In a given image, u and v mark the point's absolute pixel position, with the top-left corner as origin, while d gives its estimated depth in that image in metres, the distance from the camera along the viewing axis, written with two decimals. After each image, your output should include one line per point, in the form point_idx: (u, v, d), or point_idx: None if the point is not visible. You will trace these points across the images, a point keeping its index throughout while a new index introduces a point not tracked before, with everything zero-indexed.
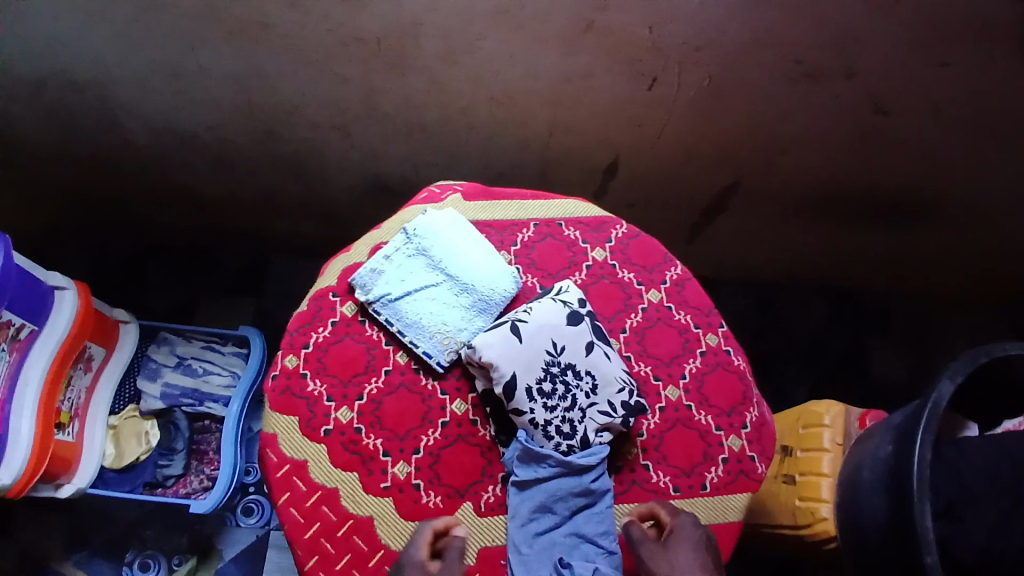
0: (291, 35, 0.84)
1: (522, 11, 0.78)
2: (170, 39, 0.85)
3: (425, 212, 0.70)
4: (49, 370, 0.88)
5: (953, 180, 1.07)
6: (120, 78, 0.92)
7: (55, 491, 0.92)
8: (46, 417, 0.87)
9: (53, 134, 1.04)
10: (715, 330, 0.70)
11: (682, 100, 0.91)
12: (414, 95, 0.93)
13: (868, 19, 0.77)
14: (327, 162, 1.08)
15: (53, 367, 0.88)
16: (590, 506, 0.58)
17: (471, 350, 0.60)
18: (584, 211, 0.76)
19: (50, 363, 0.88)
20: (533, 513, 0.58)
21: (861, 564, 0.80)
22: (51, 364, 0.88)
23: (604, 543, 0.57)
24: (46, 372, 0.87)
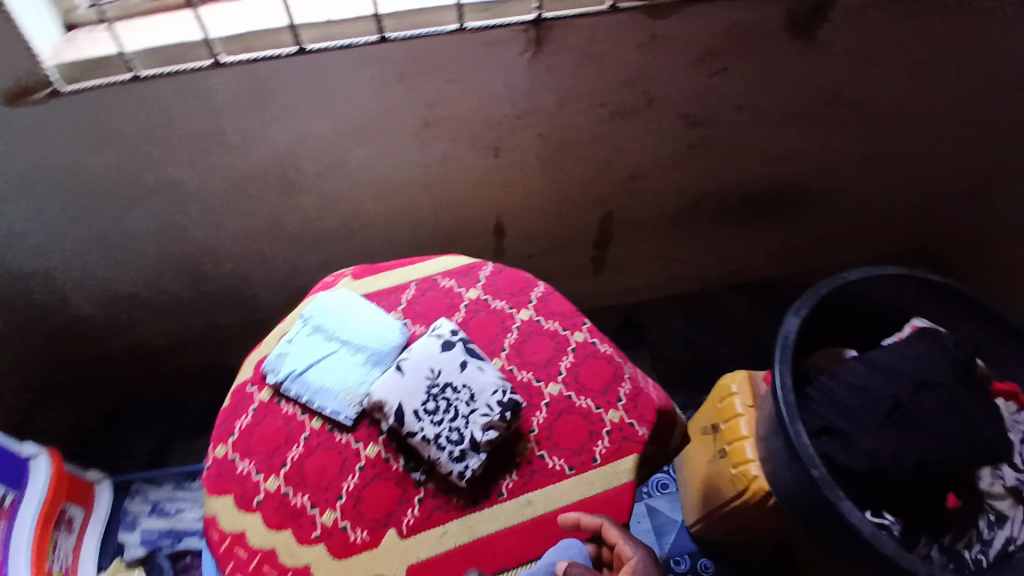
0: (192, 188, 1.01)
1: (370, 125, 0.96)
2: (95, 215, 1.02)
3: (318, 297, 0.84)
4: (34, 532, 0.94)
5: (788, 161, 1.24)
6: (61, 258, 1.07)
7: None
8: None
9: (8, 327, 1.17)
10: (580, 328, 0.83)
11: (529, 158, 1.07)
12: (309, 211, 1.09)
13: (641, 60, 0.95)
14: (258, 285, 1.23)
15: (37, 527, 0.95)
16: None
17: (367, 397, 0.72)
18: (455, 263, 0.90)
19: (34, 524, 0.95)
20: None
21: (789, 507, 0.85)
22: (35, 526, 0.95)
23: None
24: (31, 534, 0.94)
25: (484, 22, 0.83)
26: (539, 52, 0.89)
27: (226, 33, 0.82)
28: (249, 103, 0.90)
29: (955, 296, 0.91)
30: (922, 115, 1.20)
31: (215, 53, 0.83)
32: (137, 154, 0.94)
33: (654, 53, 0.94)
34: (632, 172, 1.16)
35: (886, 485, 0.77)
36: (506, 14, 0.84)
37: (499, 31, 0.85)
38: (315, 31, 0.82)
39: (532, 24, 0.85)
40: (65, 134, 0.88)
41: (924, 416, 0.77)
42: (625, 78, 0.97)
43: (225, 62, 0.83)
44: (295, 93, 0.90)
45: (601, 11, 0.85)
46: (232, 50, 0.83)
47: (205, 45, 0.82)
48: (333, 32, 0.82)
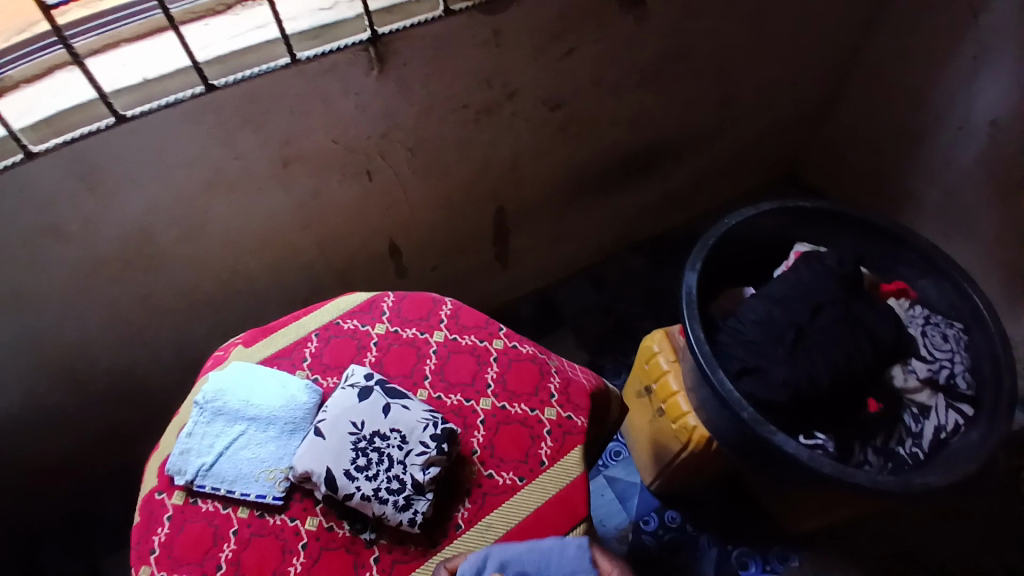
0: (36, 292, 0.88)
1: (224, 176, 0.88)
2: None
3: (211, 377, 0.77)
4: None
5: (653, 122, 1.28)
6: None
7: None
8: None
9: None
10: (497, 335, 0.81)
11: (404, 173, 1.04)
12: (183, 279, 1.00)
13: (490, 55, 0.94)
14: (148, 369, 1.12)
15: None
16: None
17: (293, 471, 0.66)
18: (353, 300, 0.84)
19: None
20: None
21: (730, 448, 0.90)
22: None
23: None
24: None
25: (317, 50, 0.79)
26: (385, 68, 0.86)
27: (30, 121, 0.72)
28: (76, 185, 0.79)
29: (824, 215, 0.99)
30: (756, 55, 1.29)
31: (25, 144, 0.72)
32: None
33: (501, 45, 0.94)
34: (510, 164, 1.16)
35: (809, 404, 0.82)
36: (338, 36, 0.80)
37: (337, 56, 0.81)
38: (133, 96, 0.74)
39: (368, 42, 0.81)
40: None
41: (821, 334, 0.83)
42: (480, 75, 0.96)
43: (38, 150, 0.72)
44: (127, 163, 0.80)
45: (435, 16, 0.84)
46: (43, 137, 0.73)
47: (12, 139, 0.71)
48: (153, 93, 0.75)
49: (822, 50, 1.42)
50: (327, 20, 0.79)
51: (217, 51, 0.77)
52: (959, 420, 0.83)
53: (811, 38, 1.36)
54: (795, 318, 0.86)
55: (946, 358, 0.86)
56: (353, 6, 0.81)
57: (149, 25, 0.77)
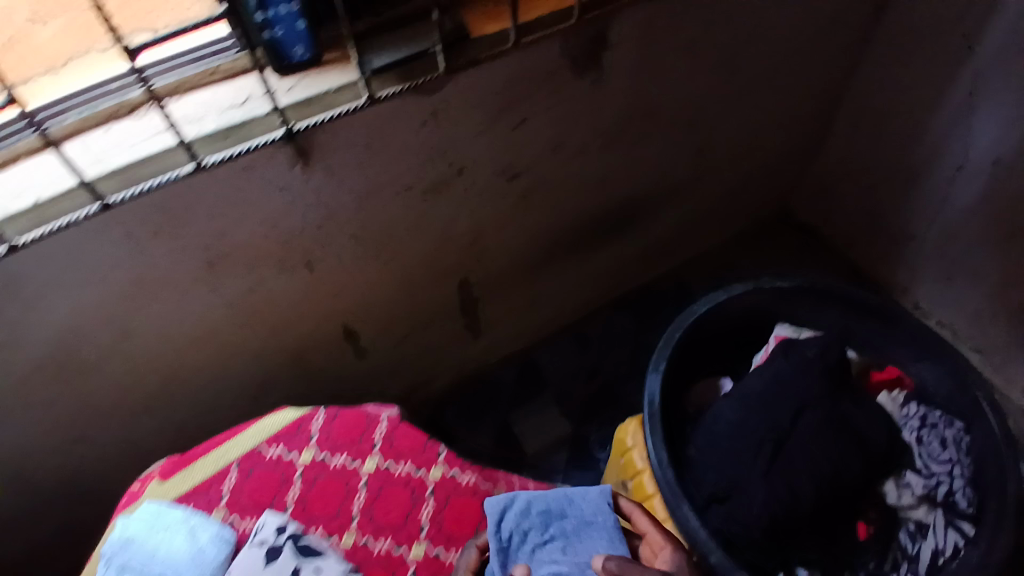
0: None
1: (143, 288, 0.80)
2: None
3: (117, 523, 0.69)
4: None
5: (625, 177, 1.20)
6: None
7: None
8: None
9: None
10: (436, 462, 0.74)
11: (351, 260, 0.95)
12: (114, 390, 0.90)
13: (432, 134, 0.86)
14: (87, 484, 1.02)
15: None
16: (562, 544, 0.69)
17: None
18: (280, 422, 0.77)
19: None
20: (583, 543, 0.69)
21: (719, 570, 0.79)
22: None
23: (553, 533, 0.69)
24: None
25: (224, 153, 0.70)
26: (310, 160, 0.78)
27: None
28: None
29: (815, 291, 0.89)
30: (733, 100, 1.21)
31: None
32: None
33: (442, 122, 0.86)
34: (472, 237, 1.08)
35: (795, 527, 0.72)
36: (247, 136, 0.71)
37: (252, 154, 0.73)
38: (21, 223, 0.66)
39: (285, 139, 0.73)
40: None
41: (799, 446, 0.74)
42: (423, 157, 0.88)
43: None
44: (26, 290, 0.72)
45: (359, 105, 0.74)
46: None
47: None
48: (45, 215, 0.67)
49: (808, 90, 1.32)
50: (235, 119, 0.71)
51: (112, 164, 0.69)
52: (958, 543, 0.73)
53: (795, 78, 1.27)
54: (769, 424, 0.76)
55: (945, 474, 0.78)
56: (263, 101, 0.72)
57: (25, 146, 0.68)
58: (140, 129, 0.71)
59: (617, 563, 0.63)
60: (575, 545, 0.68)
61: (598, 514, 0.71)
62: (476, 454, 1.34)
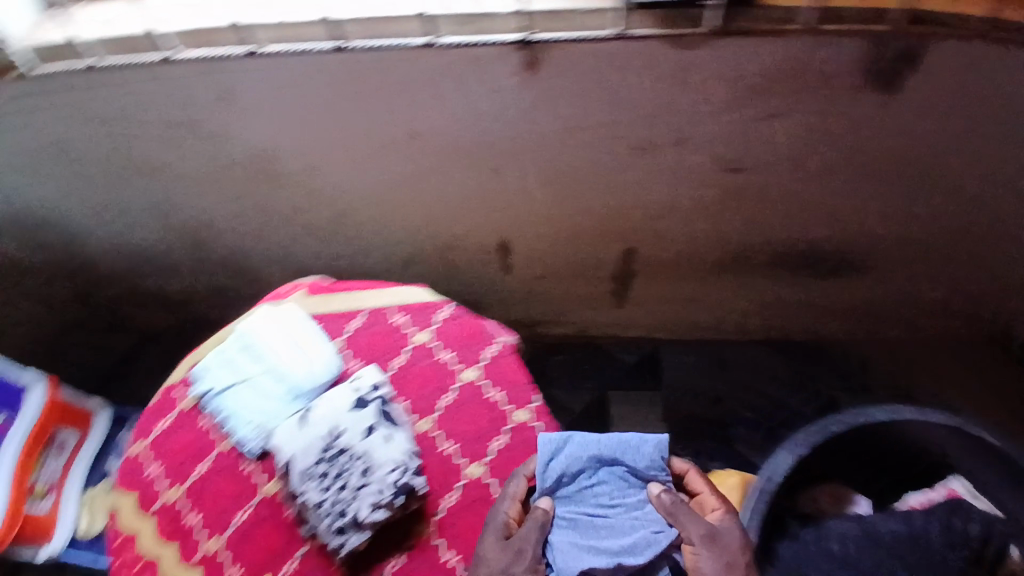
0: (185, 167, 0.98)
1: (348, 132, 0.87)
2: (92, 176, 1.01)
3: (261, 309, 0.80)
4: (15, 468, 1.10)
5: (857, 224, 1.02)
6: (72, 208, 1.09)
7: (36, 552, 1.13)
8: (15, 498, 1.09)
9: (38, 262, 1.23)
10: (526, 406, 0.73)
11: (533, 183, 0.95)
12: (302, 201, 1.03)
13: (667, 92, 0.79)
14: (256, 269, 1.20)
15: (18, 464, 1.11)
16: (609, 482, 0.69)
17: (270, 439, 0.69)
18: (414, 297, 0.82)
19: (15, 462, 1.10)
20: (630, 489, 0.68)
21: None
22: (16, 469, 1.10)
23: (603, 472, 0.69)
24: (12, 471, 1.09)
25: (458, 38, 0.73)
26: (536, 73, 0.76)
27: (180, 27, 0.77)
28: (214, 93, 0.83)
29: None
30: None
31: (173, 48, 0.79)
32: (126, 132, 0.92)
33: (683, 83, 0.78)
34: (658, 211, 1.01)
35: None
36: (486, 31, 0.72)
37: (487, 48, 0.74)
38: (273, 32, 0.76)
39: (518, 45, 0.72)
40: (48, 105, 0.87)
41: None
42: (646, 113, 0.82)
43: (186, 56, 0.79)
44: (263, 94, 0.82)
45: (607, 36, 0.72)
46: (189, 45, 0.78)
47: (162, 39, 0.78)
48: (295, 36, 0.76)
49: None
50: (480, 8, 0.71)
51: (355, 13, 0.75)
52: None
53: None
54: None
55: None
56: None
57: None
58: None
59: (672, 498, 0.66)
60: (619, 488, 0.68)
61: (657, 465, 0.68)
62: (563, 409, 1.34)
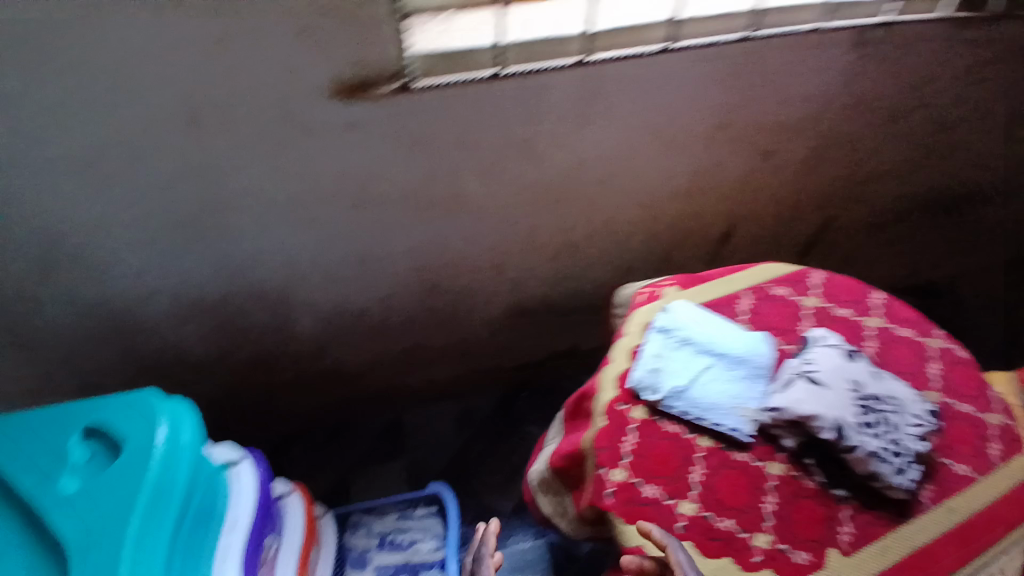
0: (478, 199, 0.91)
1: (671, 129, 0.91)
2: (360, 231, 0.90)
3: (665, 309, 0.80)
4: None
5: (999, 171, 1.21)
6: (303, 286, 0.96)
7: None
8: None
9: (221, 351, 1.03)
10: (931, 335, 0.81)
11: (786, 165, 1.05)
12: (569, 221, 1.01)
13: (925, 53, 0.93)
14: (475, 311, 1.15)
15: None
16: None
17: (777, 412, 0.69)
18: (781, 269, 0.86)
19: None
20: None
21: None
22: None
23: None
24: None
25: (780, 29, 0.80)
26: (856, 50, 0.88)
27: (607, 27, 0.73)
28: (571, 107, 0.82)
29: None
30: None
31: (586, 50, 0.75)
32: (440, 166, 0.85)
33: (932, 46, 0.91)
34: (864, 178, 1.14)
35: None
36: (853, 15, 0.83)
37: (830, 34, 0.84)
38: (427, 67, 0.72)
39: (871, 27, 0.85)
40: (383, 139, 0.78)
41: None
42: (903, 81, 0.96)
43: (592, 61, 0.76)
44: (615, 103, 0.84)
45: (925, 16, 0.86)
46: (604, 47, 0.76)
47: (582, 40, 0.73)
48: (537, 54, 0.74)
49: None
50: (795, 1, 0.79)
51: (612, 25, 0.75)
52: None
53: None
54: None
55: None
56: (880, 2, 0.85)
57: None
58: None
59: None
60: None
61: None
62: None
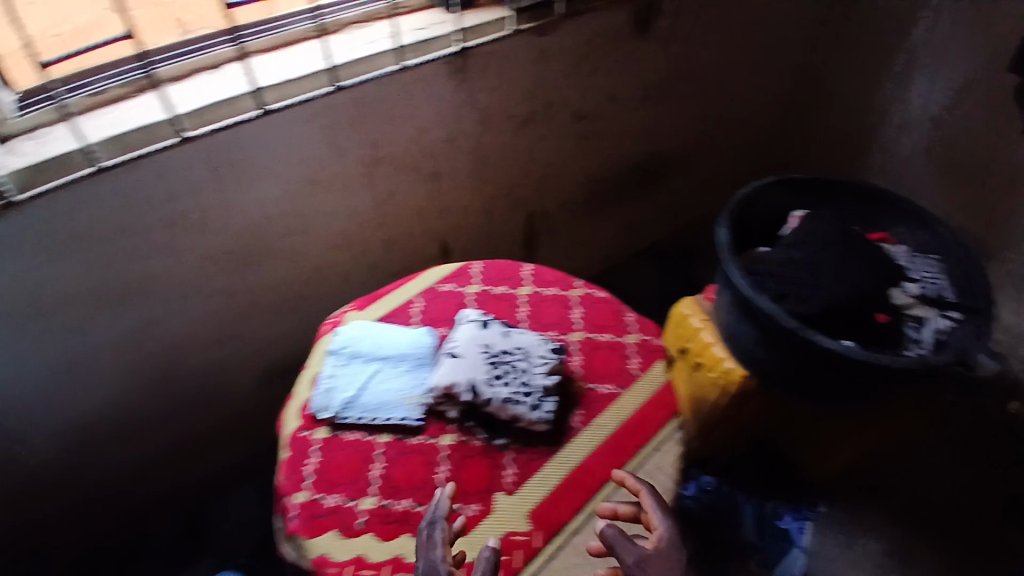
0: (160, 281, 0.95)
1: (328, 174, 1.01)
2: (32, 345, 0.89)
3: (338, 332, 0.87)
4: None
5: (652, 138, 1.46)
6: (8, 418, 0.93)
7: None
8: None
9: None
10: (574, 287, 0.95)
11: (458, 178, 1.20)
12: (275, 277, 1.08)
13: (529, 67, 1.11)
14: (225, 385, 1.17)
15: None
16: None
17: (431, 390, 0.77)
18: (446, 269, 0.98)
19: None
20: None
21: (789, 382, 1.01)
22: None
23: None
24: None
25: (358, 77, 0.92)
26: (460, 78, 1.04)
27: (189, 108, 0.82)
28: (207, 176, 0.89)
29: (867, 198, 1.10)
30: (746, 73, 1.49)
31: (180, 129, 0.83)
32: (95, 259, 0.87)
33: (529, 60, 1.09)
34: (540, 172, 1.33)
35: (834, 320, 0.90)
36: (430, 51, 0.97)
37: (425, 67, 0.98)
38: (22, 181, 0.76)
39: (454, 55, 0.99)
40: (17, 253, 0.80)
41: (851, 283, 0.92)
42: (523, 91, 1.14)
43: (190, 136, 0.84)
44: (252, 158, 0.91)
45: (501, 36, 1.02)
46: (197, 124, 0.84)
47: (170, 124, 0.82)
48: (130, 144, 0.80)
49: (798, 66, 1.60)
50: (365, 53, 0.92)
51: (196, 104, 0.83)
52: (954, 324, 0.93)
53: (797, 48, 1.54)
54: (892, 308, 0.95)
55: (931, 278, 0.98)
56: (445, 28, 0.98)
57: (220, 59, 0.88)
58: (202, 9, 0.85)
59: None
60: None
61: None
62: None
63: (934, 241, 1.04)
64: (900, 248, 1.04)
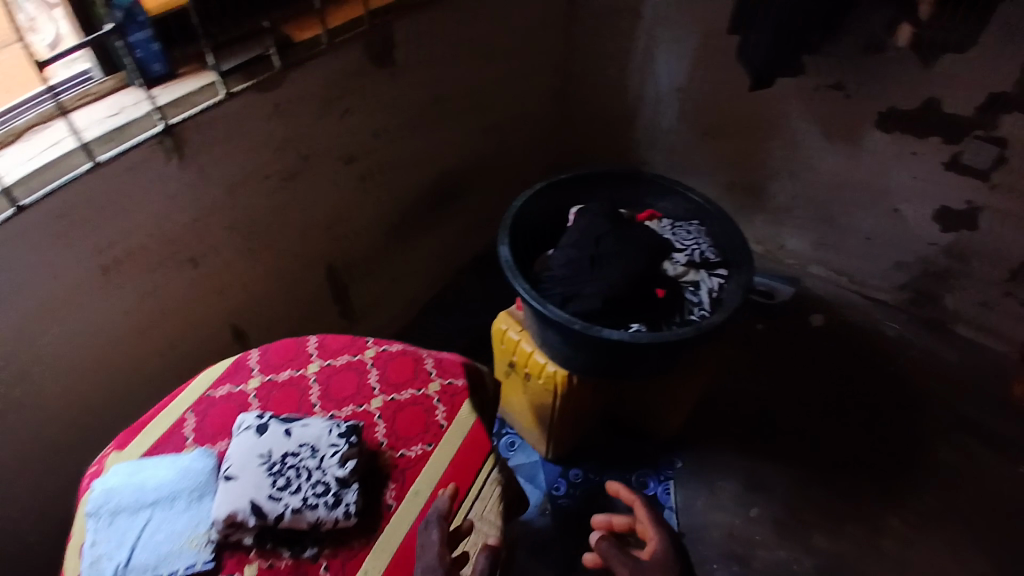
0: None
1: (50, 300, 0.85)
2: None
3: (95, 486, 0.73)
4: None
5: (433, 159, 1.45)
6: None
7: None
8: None
9: None
10: (365, 348, 0.89)
11: (227, 256, 1.08)
12: (18, 431, 0.90)
13: (266, 125, 1.02)
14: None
15: None
16: None
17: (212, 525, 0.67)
18: (219, 368, 0.87)
19: None
20: None
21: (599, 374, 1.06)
22: None
23: None
24: None
25: (44, 188, 0.78)
26: (184, 155, 0.93)
27: None
28: None
29: (628, 179, 1.17)
30: (509, 77, 1.53)
31: None
32: None
33: (262, 117, 1.01)
34: (324, 223, 1.25)
35: (615, 307, 0.96)
36: (131, 135, 0.85)
37: (134, 153, 0.86)
38: None
39: (165, 132, 0.88)
40: None
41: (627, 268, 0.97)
42: (269, 149, 1.05)
43: None
44: None
45: (219, 100, 0.93)
46: None
47: None
48: None
49: (560, 59, 1.67)
50: (43, 160, 0.79)
51: None
52: (721, 281, 1.02)
53: (551, 45, 1.61)
54: (668, 280, 1.02)
55: (694, 244, 1.07)
56: (144, 108, 0.88)
57: None
58: None
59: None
60: None
61: None
62: None
63: (691, 207, 1.13)
64: (665, 221, 1.12)
